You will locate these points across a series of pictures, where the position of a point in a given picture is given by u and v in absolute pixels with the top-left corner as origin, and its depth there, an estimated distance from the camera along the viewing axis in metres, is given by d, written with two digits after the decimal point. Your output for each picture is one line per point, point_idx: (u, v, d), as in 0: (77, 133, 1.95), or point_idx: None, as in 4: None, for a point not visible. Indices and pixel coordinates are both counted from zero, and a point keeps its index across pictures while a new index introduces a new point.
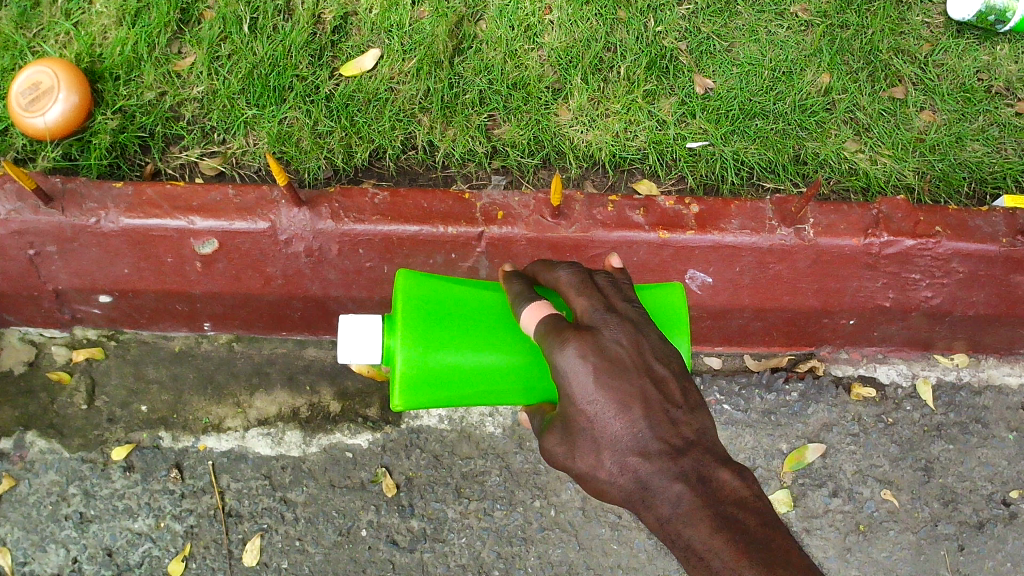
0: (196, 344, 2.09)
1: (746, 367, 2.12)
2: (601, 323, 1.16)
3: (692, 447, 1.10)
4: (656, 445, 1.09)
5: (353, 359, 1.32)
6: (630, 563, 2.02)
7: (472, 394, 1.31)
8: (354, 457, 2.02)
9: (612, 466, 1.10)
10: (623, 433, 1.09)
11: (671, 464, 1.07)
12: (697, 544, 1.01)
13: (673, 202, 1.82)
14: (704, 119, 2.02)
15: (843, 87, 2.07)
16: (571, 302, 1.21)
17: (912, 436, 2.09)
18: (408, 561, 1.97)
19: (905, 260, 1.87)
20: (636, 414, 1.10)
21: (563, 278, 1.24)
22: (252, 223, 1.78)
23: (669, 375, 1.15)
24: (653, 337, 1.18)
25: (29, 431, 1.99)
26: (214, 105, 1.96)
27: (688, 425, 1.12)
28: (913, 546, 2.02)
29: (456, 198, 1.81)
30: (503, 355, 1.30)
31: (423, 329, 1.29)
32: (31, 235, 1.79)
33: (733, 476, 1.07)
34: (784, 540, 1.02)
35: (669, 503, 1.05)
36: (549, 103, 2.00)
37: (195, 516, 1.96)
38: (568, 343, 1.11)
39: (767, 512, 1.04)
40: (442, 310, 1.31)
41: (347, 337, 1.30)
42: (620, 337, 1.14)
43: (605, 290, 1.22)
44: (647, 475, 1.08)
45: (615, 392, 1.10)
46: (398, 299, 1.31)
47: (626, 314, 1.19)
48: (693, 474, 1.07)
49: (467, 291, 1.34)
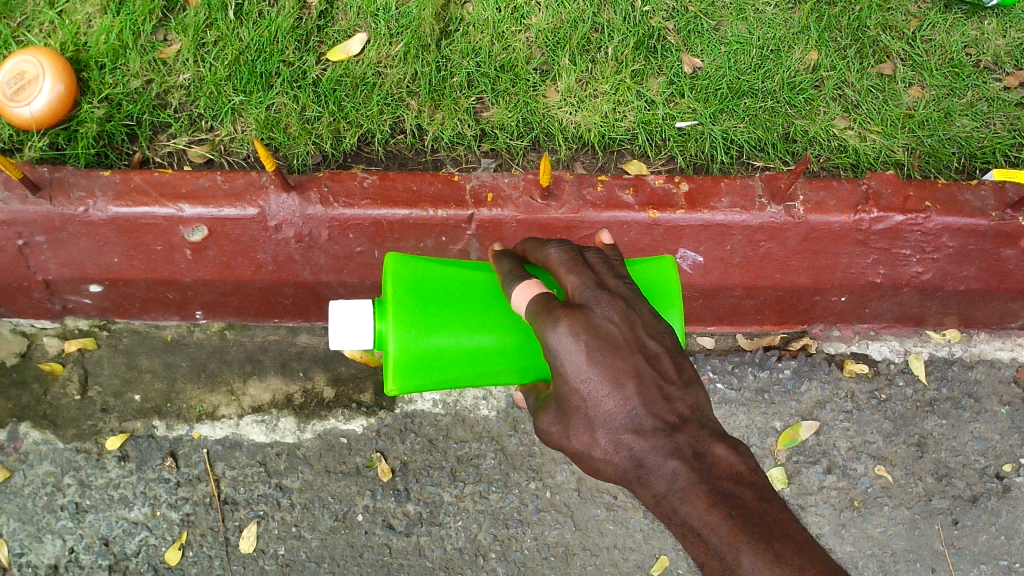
0: (189, 333, 2.09)
1: (739, 346, 2.13)
2: (593, 300, 1.15)
3: (686, 423, 1.12)
4: (651, 423, 1.11)
5: (344, 344, 1.31)
6: (627, 543, 2.02)
7: (465, 375, 1.32)
8: (349, 443, 2.02)
9: (607, 443, 1.12)
10: (617, 412, 1.11)
11: (666, 440, 1.10)
12: (695, 520, 1.04)
13: (662, 181, 1.82)
14: (693, 98, 2.02)
15: (831, 65, 2.07)
16: (562, 279, 1.20)
17: (905, 411, 2.09)
18: (404, 544, 1.97)
19: (895, 235, 1.86)
20: (630, 392, 1.11)
21: (553, 255, 1.23)
22: (240, 209, 1.77)
23: (661, 351, 1.15)
24: (644, 313, 1.17)
25: (23, 422, 1.98)
26: (201, 93, 1.95)
27: (683, 401, 1.14)
28: (908, 521, 2.03)
29: (445, 180, 1.81)
30: (496, 336, 1.30)
31: (414, 312, 1.28)
32: (19, 226, 1.78)
33: (727, 451, 1.10)
34: (781, 513, 1.05)
35: (666, 480, 1.08)
36: (537, 84, 2.00)
37: (191, 504, 1.96)
38: (560, 322, 1.10)
39: (762, 485, 1.07)
40: (432, 292, 1.30)
41: (337, 322, 1.29)
42: (611, 314, 1.13)
43: (595, 267, 1.21)
44: (643, 453, 1.10)
45: (607, 369, 1.10)
46: (387, 281, 1.30)
47: (617, 291, 1.18)
48: (689, 451, 1.10)
49: (455, 272, 1.34)
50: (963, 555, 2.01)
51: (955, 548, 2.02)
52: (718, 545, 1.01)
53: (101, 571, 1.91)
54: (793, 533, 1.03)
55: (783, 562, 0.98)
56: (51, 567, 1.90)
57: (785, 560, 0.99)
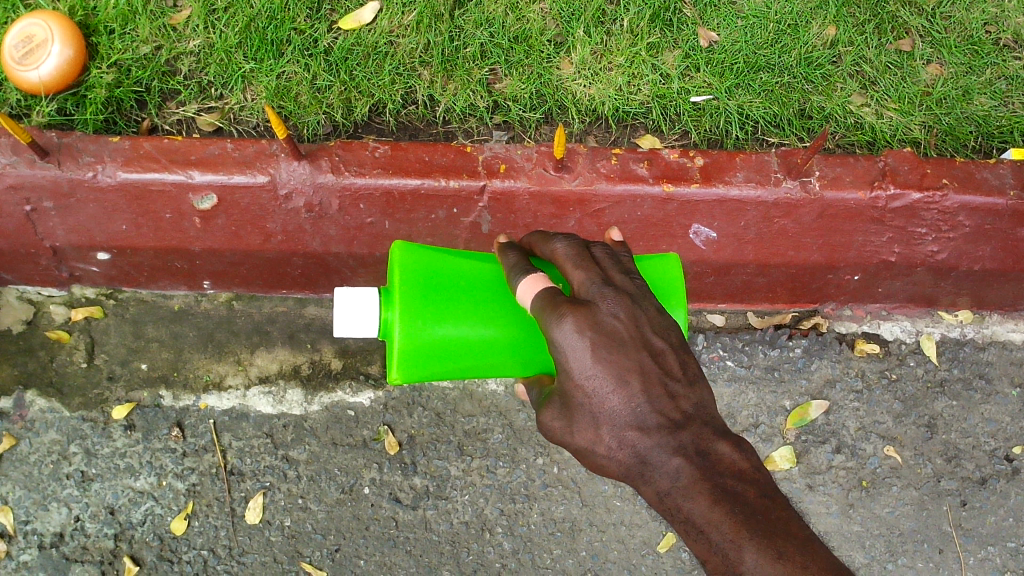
0: (196, 303, 2.07)
1: (749, 324, 2.11)
2: (598, 297, 1.13)
3: (690, 421, 1.12)
4: (655, 420, 1.11)
5: (349, 333, 1.29)
6: (634, 519, 2.02)
7: (470, 366, 1.30)
8: (356, 415, 2.02)
9: (611, 441, 1.11)
10: (621, 409, 1.10)
11: (669, 438, 1.10)
12: (698, 517, 1.04)
13: (678, 155, 1.80)
14: (709, 72, 2.00)
15: (849, 40, 2.04)
16: (568, 275, 1.18)
17: (915, 392, 2.09)
18: (411, 518, 1.97)
19: (912, 213, 1.85)
20: (634, 390, 1.10)
21: (558, 249, 1.20)
22: (250, 177, 1.75)
23: (666, 349, 1.14)
24: (650, 310, 1.16)
25: (29, 390, 1.97)
26: (211, 60, 1.93)
27: (686, 398, 1.13)
28: (916, 501, 2.02)
29: (457, 151, 1.79)
30: (501, 330, 1.28)
31: (419, 301, 1.27)
32: (27, 190, 1.76)
33: (731, 449, 1.10)
34: (783, 511, 1.06)
35: (668, 478, 1.08)
36: (551, 56, 1.97)
37: (198, 475, 1.95)
38: (565, 318, 1.09)
39: (765, 483, 1.08)
40: (440, 281, 1.29)
41: (343, 310, 1.28)
42: (617, 310, 1.12)
43: (602, 262, 1.19)
44: (646, 450, 1.10)
45: (612, 367, 1.10)
46: (394, 270, 1.29)
47: (624, 287, 1.16)
48: (692, 449, 1.09)
49: (463, 263, 1.32)
50: (971, 536, 2.01)
51: (963, 529, 2.01)
52: (721, 542, 1.02)
53: (107, 540, 1.91)
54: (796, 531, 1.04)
55: (786, 560, 0.99)
56: (57, 535, 1.90)
57: (789, 559, 1.00)
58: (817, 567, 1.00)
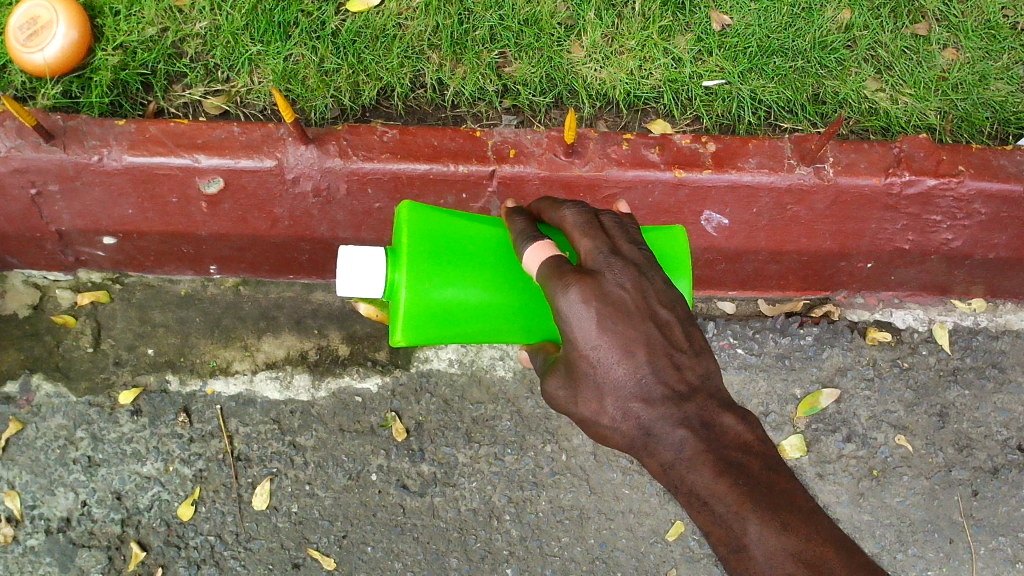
0: (203, 288, 2.06)
1: (760, 312, 2.09)
2: (605, 265, 1.13)
3: (695, 393, 1.13)
4: (660, 391, 1.11)
5: (353, 292, 1.29)
6: (642, 507, 2.01)
7: (473, 330, 1.31)
8: (364, 402, 2.00)
9: (615, 412, 1.12)
10: (625, 379, 1.10)
11: (675, 409, 1.11)
12: (701, 489, 1.07)
13: (689, 141, 1.78)
14: (721, 56, 1.97)
15: (864, 24, 2.01)
16: (576, 242, 1.18)
17: (927, 381, 2.07)
18: (419, 505, 1.96)
19: (926, 200, 1.82)
20: (640, 360, 1.10)
21: (567, 216, 1.20)
22: (258, 161, 1.73)
23: (672, 320, 1.14)
24: (657, 281, 1.15)
25: (35, 374, 1.96)
26: (218, 42, 1.90)
27: (692, 369, 1.14)
28: (927, 491, 2.00)
29: (467, 136, 1.77)
30: (505, 296, 1.29)
31: (427, 263, 1.26)
32: (32, 174, 1.74)
33: (736, 421, 1.12)
34: (788, 483, 1.09)
35: (672, 449, 1.10)
36: (562, 39, 1.95)
37: (205, 460, 1.95)
38: (571, 287, 1.08)
39: (769, 455, 1.11)
40: (446, 244, 1.28)
41: (346, 270, 1.27)
42: (623, 281, 1.11)
43: (610, 231, 1.18)
44: (650, 422, 1.11)
45: (618, 338, 1.09)
46: (402, 231, 1.28)
47: (630, 258, 1.15)
48: (697, 420, 1.11)
49: (470, 226, 1.31)
50: (982, 526, 2.00)
51: (974, 519, 2.00)
52: (725, 515, 1.05)
53: (114, 526, 1.90)
54: (799, 503, 1.07)
55: (790, 531, 1.03)
56: (64, 520, 1.89)
57: (792, 530, 1.03)
58: (820, 539, 1.04)
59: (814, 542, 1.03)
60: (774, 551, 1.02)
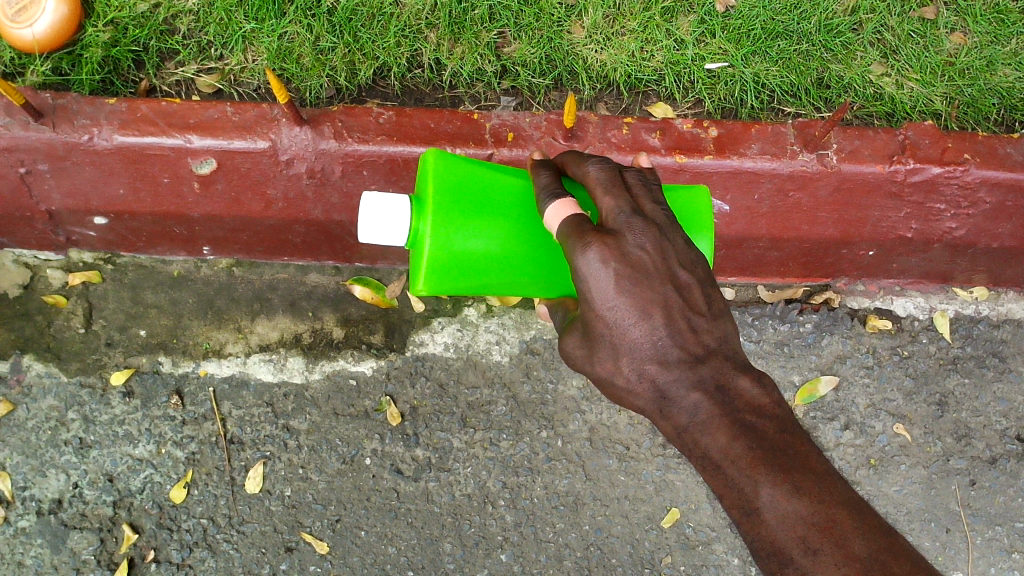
0: (196, 269, 2.03)
1: (759, 298, 2.07)
2: (626, 226, 1.11)
3: (712, 355, 1.13)
4: (676, 353, 1.12)
5: (373, 239, 1.25)
6: (637, 493, 1.99)
7: (492, 281, 1.30)
8: (358, 385, 1.98)
9: (631, 373, 1.13)
10: (643, 341, 1.11)
11: (690, 372, 1.12)
12: (716, 452, 1.07)
13: (691, 125, 1.75)
14: (725, 38, 1.93)
15: (871, 7, 1.97)
16: (599, 198, 1.16)
17: (927, 369, 2.05)
18: (413, 489, 1.94)
19: (930, 188, 1.79)
20: (657, 322, 1.11)
21: (591, 171, 1.18)
22: (251, 142, 1.70)
23: (692, 282, 1.14)
24: (678, 242, 1.14)
25: (26, 354, 1.95)
26: (211, 19, 1.87)
27: (709, 333, 1.15)
28: (924, 480, 1.99)
29: (464, 118, 1.74)
30: (525, 248, 1.28)
31: (453, 214, 1.24)
32: (21, 152, 1.71)
33: (752, 384, 1.12)
34: (803, 446, 1.08)
35: (687, 412, 1.11)
36: (562, 20, 1.91)
37: (197, 443, 1.93)
38: (590, 246, 1.07)
39: (785, 420, 1.10)
40: (472, 193, 1.26)
41: (368, 215, 1.24)
42: (644, 242, 1.10)
43: (634, 187, 1.16)
44: (666, 384, 1.12)
45: (636, 300, 1.09)
46: (427, 179, 1.25)
47: (652, 218, 1.14)
48: (712, 383, 1.11)
49: (492, 174, 1.29)
50: (979, 516, 1.99)
51: (970, 509, 1.99)
52: (739, 480, 1.04)
53: (106, 507, 1.89)
54: (813, 466, 1.06)
55: (801, 494, 1.02)
56: (55, 502, 1.88)
57: (804, 492, 1.02)
58: (834, 499, 1.02)
59: (825, 505, 1.02)
60: (785, 513, 1.01)
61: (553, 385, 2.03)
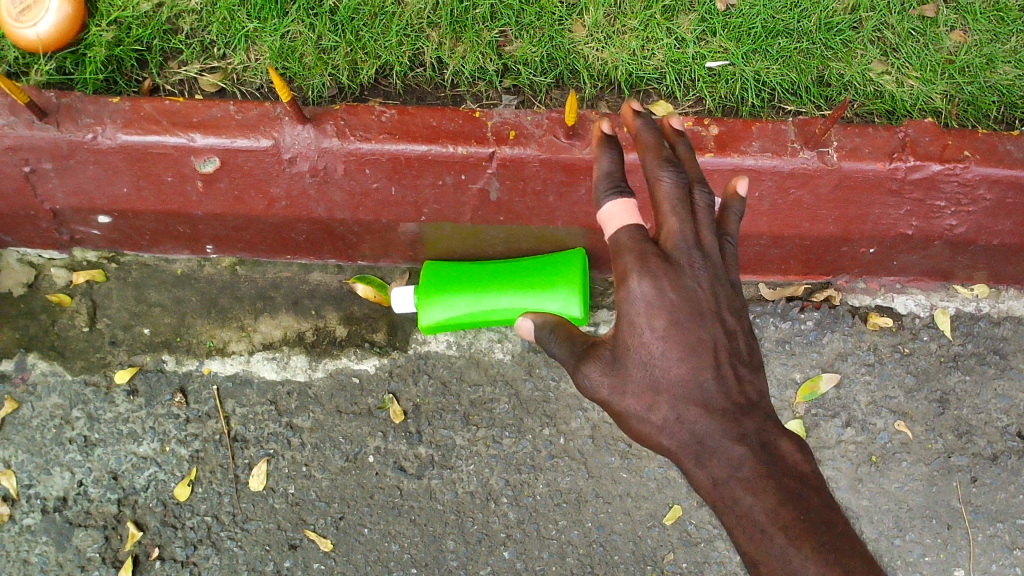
0: (199, 268, 2.04)
1: (760, 296, 2.08)
2: (685, 258, 1.18)
3: (755, 409, 1.17)
4: (719, 404, 1.16)
5: None
6: (639, 490, 1.99)
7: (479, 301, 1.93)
8: (361, 383, 1.99)
9: (669, 412, 1.18)
10: (686, 381, 1.17)
11: (732, 425, 1.15)
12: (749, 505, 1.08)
13: (691, 123, 1.75)
14: (725, 37, 1.93)
15: (871, 5, 1.97)
16: (662, 216, 1.21)
17: (928, 366, 2.05)
18: (415, 487, 1.95)
19: (931, 186, 1.79)
20: (698, 363, 1.17)
21: (664, 180, 1.21)
22: (254, 141, 1.71)
23: (738, 328, 1.21)
24: (730, 289, 1.21)
25: (31, 353, 1.97)
26: (213, 18, 1.88)
27: (752, 384, 1.20)
28: (925, 477, 2.00)
29: (466, 116, 1.75)
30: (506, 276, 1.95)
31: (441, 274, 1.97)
32: (26, 152, 1.72)
33: (794, 448, 1.14)
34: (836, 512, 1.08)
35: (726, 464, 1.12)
36: (563, 18, 1.92)
37: (201, 441, 1.94)
38: (645, 274, 1.16)
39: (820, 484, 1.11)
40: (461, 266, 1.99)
41: None
42: (700, 279, 1.18)
43: (701, 216, 1.21)
44: (704, 432, 1.15)
45: (680, 334, 1.17)
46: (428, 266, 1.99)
47: (710, 253, 1.20)
48: (754, 439, 1.14)
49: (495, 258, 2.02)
50: (980, 513, 1.99)
51: (972, 505, 1.99)
52: (784, 545, 1.04)
53: (110, 505, 1.90)
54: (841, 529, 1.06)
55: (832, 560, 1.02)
56: (60, 499, 1.89)
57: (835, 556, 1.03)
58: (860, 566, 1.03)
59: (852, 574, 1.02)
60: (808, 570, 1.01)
61: (555, 382, 2.02)
